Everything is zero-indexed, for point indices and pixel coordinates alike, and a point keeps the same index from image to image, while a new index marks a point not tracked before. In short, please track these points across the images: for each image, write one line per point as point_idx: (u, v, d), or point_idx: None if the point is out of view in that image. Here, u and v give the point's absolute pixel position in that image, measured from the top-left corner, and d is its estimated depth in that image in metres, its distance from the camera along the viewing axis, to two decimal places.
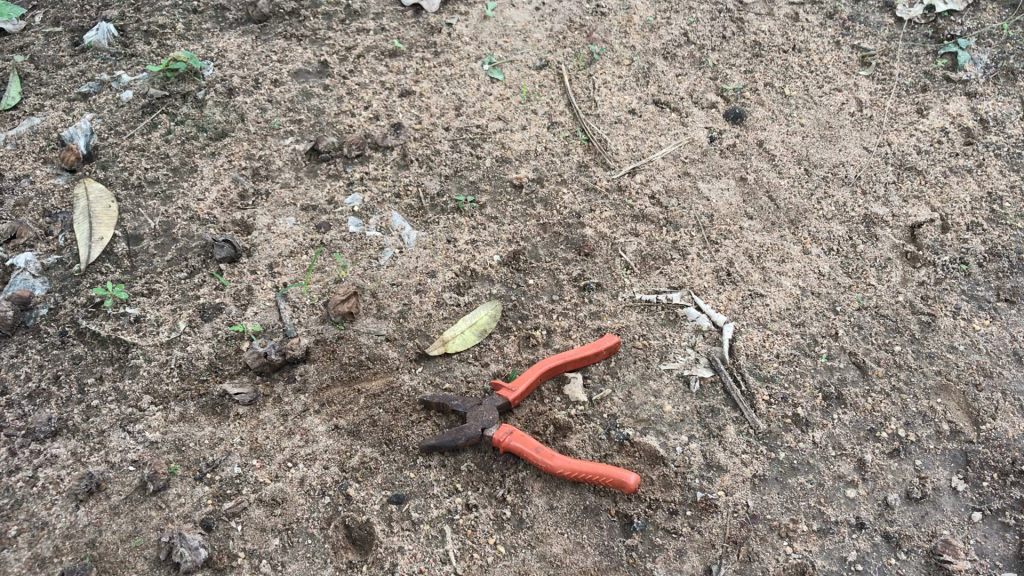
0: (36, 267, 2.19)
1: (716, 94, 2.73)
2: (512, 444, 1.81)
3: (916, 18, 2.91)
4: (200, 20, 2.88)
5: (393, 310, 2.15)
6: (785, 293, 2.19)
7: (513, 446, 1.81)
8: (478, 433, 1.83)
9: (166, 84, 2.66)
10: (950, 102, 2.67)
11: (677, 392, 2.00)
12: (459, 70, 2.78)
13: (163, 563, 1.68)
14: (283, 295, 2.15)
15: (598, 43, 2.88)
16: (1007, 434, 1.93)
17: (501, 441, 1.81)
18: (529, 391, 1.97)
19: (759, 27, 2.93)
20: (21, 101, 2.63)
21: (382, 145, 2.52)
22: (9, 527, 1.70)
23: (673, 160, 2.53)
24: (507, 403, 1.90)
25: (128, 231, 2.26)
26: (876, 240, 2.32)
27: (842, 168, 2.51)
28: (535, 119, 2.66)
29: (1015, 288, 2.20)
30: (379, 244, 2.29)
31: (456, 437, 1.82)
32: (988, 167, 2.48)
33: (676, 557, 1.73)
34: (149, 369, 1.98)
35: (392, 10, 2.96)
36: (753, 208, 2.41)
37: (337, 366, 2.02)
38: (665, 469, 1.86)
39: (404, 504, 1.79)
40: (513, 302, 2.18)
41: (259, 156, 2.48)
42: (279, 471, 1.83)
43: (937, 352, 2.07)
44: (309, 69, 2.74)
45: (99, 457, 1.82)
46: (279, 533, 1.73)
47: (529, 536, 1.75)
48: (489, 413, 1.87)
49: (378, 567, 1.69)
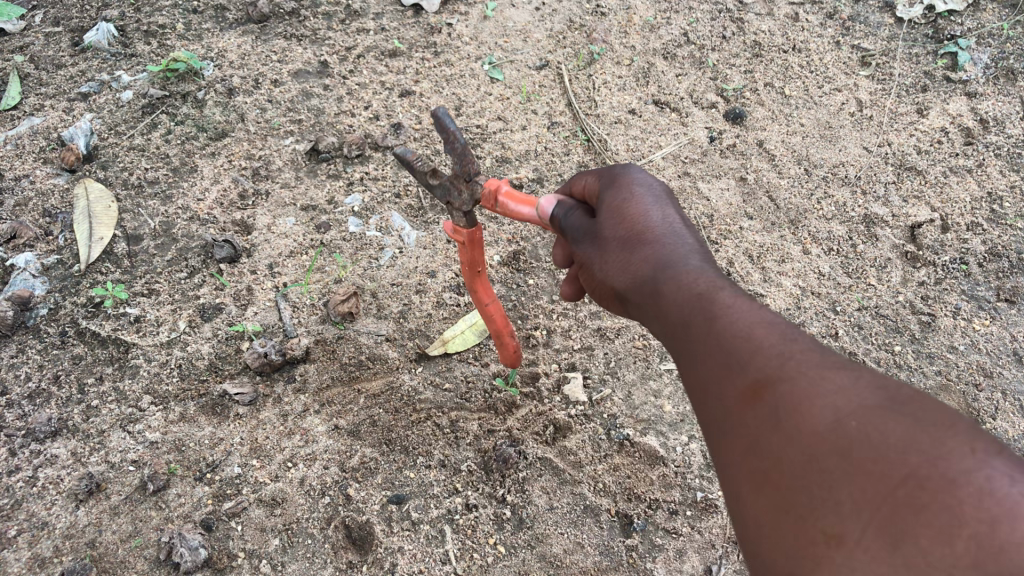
0: (36, 267, 2.19)
1: (717, 94, 2.73)
2: (505, 199, 1.45)
3: (917, 18, 2.91)
4: (200, 20, 2.88)
5: (393, 310, 2.15)
6: (786, 293, 2.20)
7: (507, 192, 1.45)
8: (446, 186, 1.50)
9: (166, 84, 2.66)
10: (950, 102, 2.67)
11: (676, 392, 2.02)
12: (459, 70, 2.78)
13: (163, 563, 1.67)
14: (283, 295, 2.16)
15: (599, 43, 2.88)
16: (1007, 434, 1.93)
17: (493, 184, 1.46)
18: (479, 300, 1.74)
19: (759, 27, 2.92)
20: (21, 101, 2.63)
21: (382, 145, 2.52)
22: (9, 527, 1.70)
23: (673, 160, 2.53)
24: (469, 251, 1.62)
25: (128, 231, 2.26)
26: (877, 240, 2.32)
27: (841, 168, 2.51)
28: (536, 119, 2.65)
29: (1015, 287, 2.20)
30: (379, 244, 2.30)
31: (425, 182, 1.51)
32: (988, 167, 2.49)
33: (676, 557, 1.74)
34: (149, 369, 1.98)
35: (393, 10, 2.96)
36: (752, 208, 2.40)
37: (337, 366, 2.01)
38: (665, 469, 1.87)
39: (404, 504, 1.79)
40: (513, 303, 2.19)
41: (259, 156, 2.48)
42: (280, 471, 1.83)
43: (937, 352, 2.07)
44: (309, 69, 2.74)
45: (99, 457, 1.82)
46: (279, 533, 1.73)
47: (529, 536, 1.75)
48: (461, 213, 1.54)
49: (378, 567, 1.69)
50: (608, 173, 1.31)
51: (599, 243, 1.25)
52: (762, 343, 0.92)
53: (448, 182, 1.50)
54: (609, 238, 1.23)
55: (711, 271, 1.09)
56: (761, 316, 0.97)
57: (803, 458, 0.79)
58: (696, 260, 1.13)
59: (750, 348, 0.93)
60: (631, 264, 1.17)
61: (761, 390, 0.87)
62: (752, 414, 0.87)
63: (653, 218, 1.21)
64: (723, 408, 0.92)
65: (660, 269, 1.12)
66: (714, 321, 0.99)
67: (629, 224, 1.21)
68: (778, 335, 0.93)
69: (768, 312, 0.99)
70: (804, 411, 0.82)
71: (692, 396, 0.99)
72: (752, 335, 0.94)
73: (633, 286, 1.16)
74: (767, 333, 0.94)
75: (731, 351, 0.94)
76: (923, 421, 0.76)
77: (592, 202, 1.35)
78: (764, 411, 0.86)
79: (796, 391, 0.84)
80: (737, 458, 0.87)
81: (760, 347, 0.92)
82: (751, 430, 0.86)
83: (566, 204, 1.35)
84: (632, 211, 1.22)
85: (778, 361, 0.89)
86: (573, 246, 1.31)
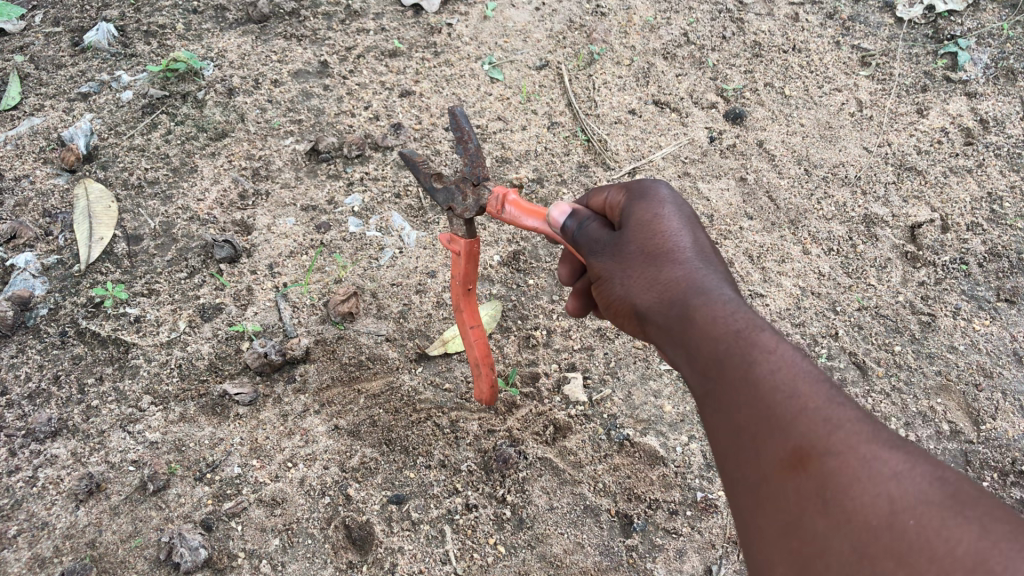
0: (36, 267, 2.19)
1: (717, 94, 2.73)
2: (511, 207, 1.49)
3: (917, 18, 2.92)
4: (200, 20, 2.88)
5: (393, 310, 2.15)
6: (786, 294, 2.20)
7: (515, 200, 1.48)
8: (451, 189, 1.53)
9: (166, 84, 2.66)
10: (950, 102, 2.67)
11: (676, 392, 2.02)
12: (459, 70, 2.78)
13: (163, 563, 1.67)
14: (283, 295, 2.16)
15: (599, 43, 2.88)
16: (1008, 435, 1.92)
17: (500, 190, 1.49)
18: (463, 321, 1.71)
19: (759, 27, 2.93)
20: (21, 101, 2.63)
21: (382, 145, 2.52)
22: (9, 527, 1.70)
23: (673, 160, 2.53)
24: (463, 261, 1.61)
25: (128, 231, 2.26)
26: (876, 240, 2.32)
27: (841, 168, 2.51)
28: (536, 119, 2.65)
29: (1015, 287, 2.20)
30: (379, 244, 2.30)
31: (428, 183, 1.55)
32: (988, 167, 2.49)
33: (676, 557, 1.74)
34: (149, 369, 1.98)
35: (393, 10, 2.96)
36: (752, 208, 2.40)
37: (337, 366, 2.01)
38: (665, 469, 1.87)
39: (404, 504, 1.79)
40: (513, 302, 2.19)
41: (259, 156, 2.48)
42: (280, 471, 1.83)
43: (937, 352, 2.07)
44: (309, 69, 2.74)
45: (99, 457, 1.82)
46: (279, 533, 1.73)
47: (529, 536, 1.75)
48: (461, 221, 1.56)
49: (378, 567, 1.69)
50: (637, 187, 1.28)
51: (621, 263, 1.21)
52: (808, 404, 0.88)
53: (454, 185, 1.53)
54: (634, 255, 1.20)
55: (745, 308, 1.05)
56: (804, 368, 0.93)
57: (852, 551, 0.77)
58: (729, 291, 1.09)
59: (793, 404, 0.89)
60: (658, 283, 1.14)
61: (808, 461, 0.84)
62: (793, 485, 0.85)
63: (684, 242, 1.18)
64: (759, 469, 0.89)
65: (692, 293, 1.08)
66: (754, 369, 0.95)
67: (659, 243, 1.18)
68: (824, 395, 0.89)
69: (810, 363, 0.95)
70: (854, 495, 0.80)
71: (723, 446, 0.96)
72: (796, 393, 0.90)
73: (657, 311, 1.12)
74: (812, 391, 0.90)
75: (774, 407, 0.90)
76: (989, 527, 0.73)
77: (612, 216, 1.32)
78: (808, 485, 0.83)
79: (846, 469, 0.82)
80: (770, 525, 0.86)
81: (806, 408, 0.88)
82: (791, 503, 0.84)
83: (581, 216, 1.32)
84: (661, 230, 1.20)
85: (826, 428, 0.86)
86: (589, 259, 1.29)
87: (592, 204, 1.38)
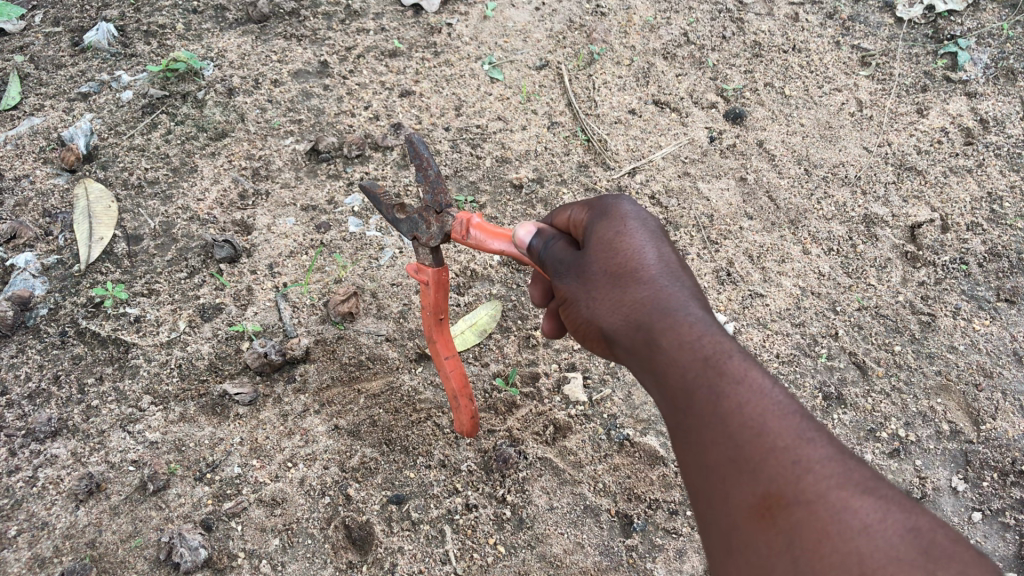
0: (36, 267, 2.19)
1: (717, 94, 2.73)
2: (476, 230, 1.46)
3: (916, 18, 2.92)
4: (199, 20, 2.88)
5: (393, 310, 2.15)
6: (786, 294, 2.20)
7: (480, 224, 1.45)
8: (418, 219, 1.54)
9: (166, 84, 2.66)
10: (950, 102, 2.67)
11: None
12: (459, 70, 2.78)
13: (163, 563, 1.67)
14: (283, 295, 2.16)
15: (599, 43, 2.88)
16: (1008, 434, 1.92)
17: (465, 216, 1.46)
18: (438, 352, 1.71)
19: (759, 27, 2.93)
20: (21, 101, 2.63)
21: (382, 145, 2.52)
22: (9, 527, 1.70)
23: (673, 160, 2.53)
24: (431, 291, 1.61)
25: (128, 231, 2.26)
26: (876, 240, 2.32)
27: (841, 168, 2.51)
28: (536, 119, 2.65)
29: (1015, 287, 2.20)
30: (379, 244, 2.30)
31: (391, 214, 1.56)
32: (988, 167, 2.49)
33: (676, 557, 1.74)
34: (149, 369, 1.98)
35: (393, 10, 2.96)
36: (752, 208, 2.40)
37: (337, 366, 2.01)
38: (665, 469, 1.87)
39: (404, 504, 1.79)
40: (513, 303, 2.19)
41: (259, 156, 2.48)
42: (280, 471, 1.83)
43: (937, 352, 2.08)
44: (309, 69, 2.74)
45: (99, 457, 1.82)
46: (279, 533, 1.73)
47: (529, 536, 1.75)
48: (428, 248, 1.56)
49: (378, 567, 1.69)
50: (601, 204, 1.27)
51: (589, 288, 1.19)
52: (776, 446, 0.88)
53: (417, 215, 1.54)
54: (599, 276, 1.19)
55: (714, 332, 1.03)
56: (772, 403, 0.93)
57: None
58: (697, 311, 1.07)
59: (759, 449, 0.88)
60: (623, 304, 1.13)
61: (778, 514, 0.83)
62: (762, 533, 0.85)
63: (649, 258, 1.16)
64: (728, 512, 0.89)
65: (658, 321, 1.07)
66: (721, 408, 0.94)
67: (626, 265, 1.16)
68: (792, 434, 0.89)
69: (780, 396, 0.94)
70: (822, 551, 0.78)
71: (695, 486, 0.96)
72: (764, 432, 0.89)
73: (627, 340, 1.11)
74: (781, 429, 0.90)
75: (742, 448, 0.90)
76: None
77: (579, 234, 1.31)
78: (778, 536, 0.83)
79: (813, 521, 0.81)
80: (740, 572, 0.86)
81: (775, 450, 0.88)
82: (761, 553, 0.84)
83: (546, 235, 1.34)
84: (625, 248, 1.18)
85: (795, 473, 0.85)
86: (554, 278, 1.28)
87: (558, 221, 1.37)
